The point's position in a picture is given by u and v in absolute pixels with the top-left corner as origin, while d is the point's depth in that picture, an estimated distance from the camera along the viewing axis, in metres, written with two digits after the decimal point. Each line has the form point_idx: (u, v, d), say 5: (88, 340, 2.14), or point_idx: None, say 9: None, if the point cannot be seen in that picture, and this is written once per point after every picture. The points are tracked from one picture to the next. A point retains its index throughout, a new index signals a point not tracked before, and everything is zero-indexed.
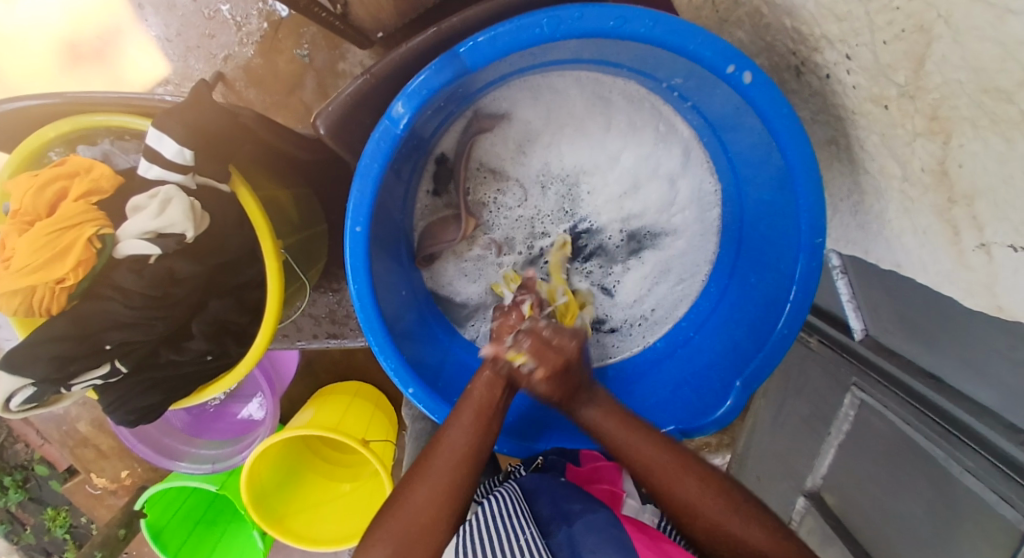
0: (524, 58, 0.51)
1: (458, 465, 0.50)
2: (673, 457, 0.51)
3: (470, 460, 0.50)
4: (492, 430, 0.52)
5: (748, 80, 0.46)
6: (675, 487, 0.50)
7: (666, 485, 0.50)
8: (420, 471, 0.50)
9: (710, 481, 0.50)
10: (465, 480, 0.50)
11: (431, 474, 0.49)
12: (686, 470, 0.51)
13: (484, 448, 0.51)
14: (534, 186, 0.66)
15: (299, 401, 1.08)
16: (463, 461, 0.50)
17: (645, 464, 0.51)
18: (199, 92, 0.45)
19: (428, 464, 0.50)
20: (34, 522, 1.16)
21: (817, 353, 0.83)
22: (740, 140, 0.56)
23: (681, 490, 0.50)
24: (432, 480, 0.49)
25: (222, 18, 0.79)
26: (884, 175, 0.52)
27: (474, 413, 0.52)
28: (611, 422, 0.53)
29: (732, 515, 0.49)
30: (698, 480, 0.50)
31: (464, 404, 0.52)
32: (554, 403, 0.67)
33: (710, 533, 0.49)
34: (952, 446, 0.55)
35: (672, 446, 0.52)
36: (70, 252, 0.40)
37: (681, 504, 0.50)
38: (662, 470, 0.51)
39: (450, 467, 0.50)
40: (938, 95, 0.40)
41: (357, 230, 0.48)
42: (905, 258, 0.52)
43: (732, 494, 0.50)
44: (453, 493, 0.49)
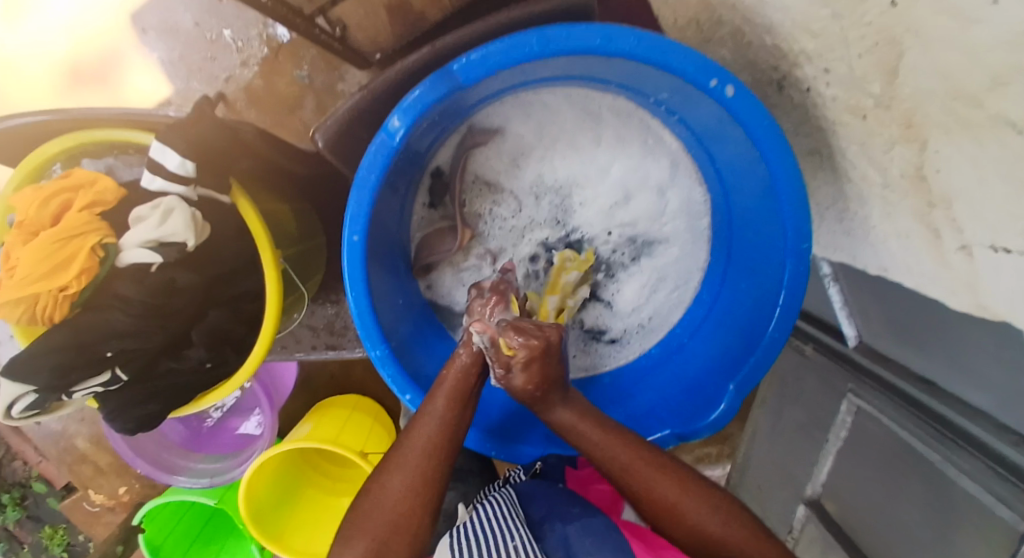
0: (514, 75, 0.53)
1: (431, 452, 0.50)
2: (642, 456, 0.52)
3: (443, 447, 0.50)
4: (464, 416, 0.53)
5: (730, 93, 0.47)
6: (650, 493, 0.51)
7: (642, 487, 0.51)
8: (393, 461, 0.49)
9: (687, 485, 0.51)
10: (439, 467, 0.50)
11: (404, 462, 0.49)
12: (663, 472, 0.51)
13: (457, 433, 0.52)
14: (527, 198, 0.68)
15: (298, 415, 1.08)
16: (437, 448, 0.50)
17: (622, 468, 0.52)
18: (202, 110, 0.47)
19: (402, 453, 0.50)
20: (32, 541, 1.16)
21: (812, 362, 0.84)
22: (726, 152, 0.57)
23: (653, 493, 0.51)
24: (407, 468, 0.49)
25: (224, 42, 0.82)
26: (865, 182, 0.53)
27: (448, 399, 0.52)
28: (582, 426, 0.54)
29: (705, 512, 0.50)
30: (676, 484, 0.51)
31: (437, 391, 0.53)
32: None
33: (688, 535, 0.49)
34: (947, 448, 0.55)
35: (646, 450, 0.53)
36: (73, 261, 0.41)
37: (656, 504, 0.50)
38: (638, 471, 0.51)
39: (422, 454, 0.49)
40: (911, 104, 0.41)
41: (355, 239, 0.50)
42: (891, 262, 0.53)
43: (709, 495, 0.50)
44: (428, 481, 0.48)
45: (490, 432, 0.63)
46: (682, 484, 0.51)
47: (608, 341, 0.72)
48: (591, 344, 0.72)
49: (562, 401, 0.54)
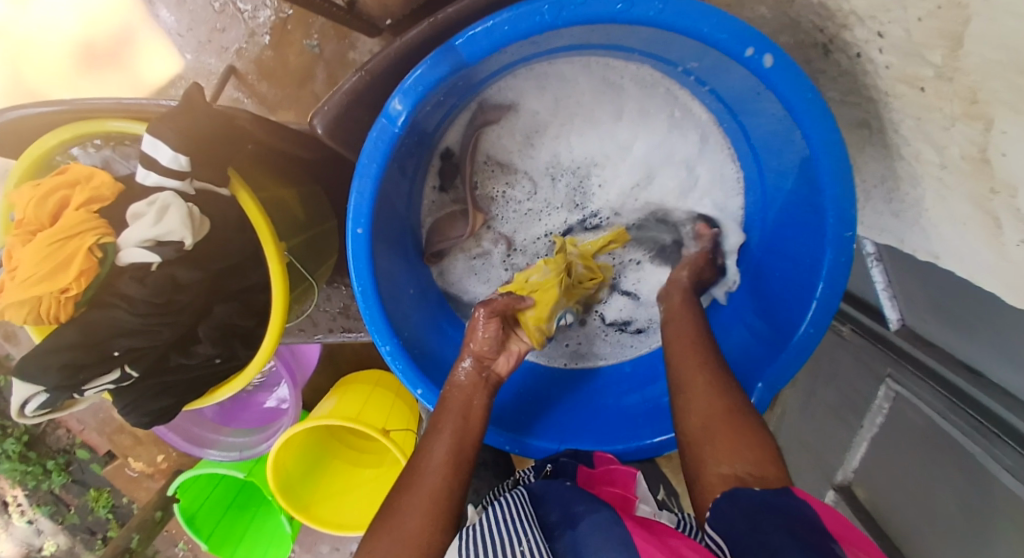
0: (524, 48, 0.48)
1: (443, 475, 0.48)
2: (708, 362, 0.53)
3: (458, 468, 0.49)
4: (475, 435, 0.52)
5: (768, 64, 0.42)
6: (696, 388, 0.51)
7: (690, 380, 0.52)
8: (407, 485, 0.48)
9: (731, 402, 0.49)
10: (453, 488, 0.48)
11: (420, 486, 0.48)
12: (712, 374, 0.51)
13: (467, 453, 0.51)
14: (543, 179, 0.64)
15: (322, 389, 1.10)
16: (450, 467, 0.49)
17: (684, 355, 0.54)
18: (192, 98, 0.44)
19: (416, 475, 0.49)
20: (78, 503, 1.21)
21: (849, 343, 0.80)
22: (761, 126, 0.52)
23: (698, 388, 0.51)
24: (421, 488, 0.47)
25: (231, 12, 0.78)
26: (919, 161, 0.48)
27: (454, 419, 0.52)
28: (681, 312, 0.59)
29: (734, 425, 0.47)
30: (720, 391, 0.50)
31: (444, 411, 0.52)
32: (567, 400, 0.67)
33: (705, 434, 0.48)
34: (989, 442, 0.52)
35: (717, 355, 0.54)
36: (72, 262, 0.40)
37: (695, 401, 0.50)
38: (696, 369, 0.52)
39: (437, 477, 0.48)
40: (977, 77, 0.36)
41: (359, 232, 0.47)
42: (943, 249, 0.49)
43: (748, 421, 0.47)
44: (443, 503, 0.47)
45: (503, 425, 0.62)
46: (723, 391, 0.50)
47: (630, 331, 0.70)
48: (613, 333, 0.71)
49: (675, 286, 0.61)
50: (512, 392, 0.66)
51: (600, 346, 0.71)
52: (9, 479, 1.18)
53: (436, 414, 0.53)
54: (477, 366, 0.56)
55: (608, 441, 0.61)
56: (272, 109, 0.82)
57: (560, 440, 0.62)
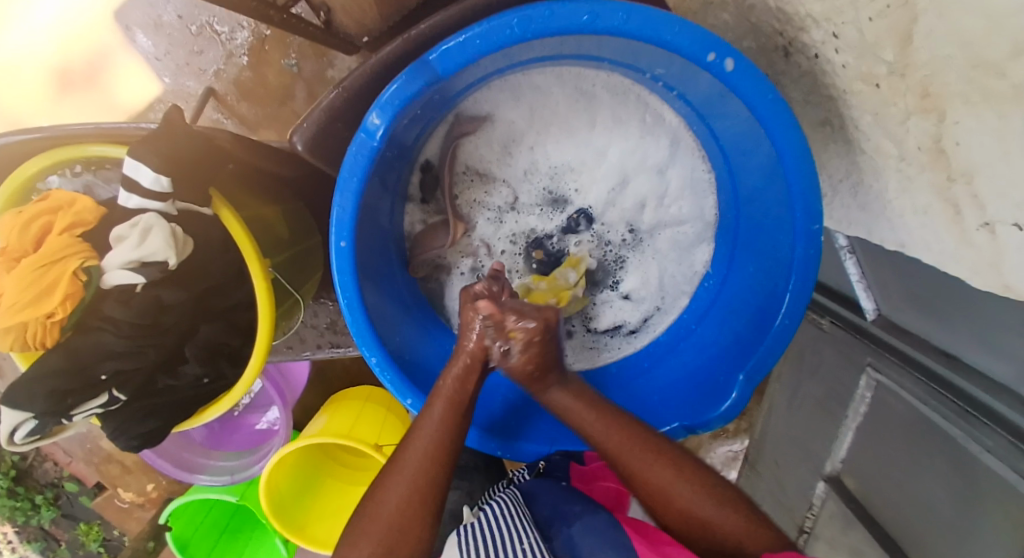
0: (497, 60, 0.50)
1: (430, 460, 0.49)
2: (638, 443, 0.52)
3: (446, 452, 0.50)
4: (464, 421, 0.52)
5: (729, 67, 0.44)
6: (648, 476, 0.51)
7: (636, 471, 0.52)
8: (394, 466, 0.49)
9: (684, 471, 0.51)
10: (437, 476, 0.49)
11: (405, 471, 0.49)
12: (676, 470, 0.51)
13: (455, 440, 0.51)
14: (521, 185, 0.66)
15: (312, 407, 1.09)
16: (435, 457, 0.49)
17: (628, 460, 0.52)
18: (172, 120, 0.45)
19: (403, 458, 0.49)
20: (68, 538, 1.19)
21: (829, 335, 0.81)
22: (729, 127, 0.54)
23: (652, 480, 0.51)
24: (407, 474, 0.48)
25: (209, 33, 0.79)
26: (880, 155, 0.50)
27: (446, 405, 0.52)
28: (579, 409, 0.54)
29: (700, 494, 0.50)
30: (670, 469, 0.51)
31: (437, 394, 0.52)
32: None
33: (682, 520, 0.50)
34: (969, 424, 0.53)
35: (644, 434, 0.53)
36: (56, 287, 0.41)
37: (653, 487, 0.51)
38: (634, 454, 0.52)
39: (422, 461, 0.49)
40: (927, 72, 0.38)
41: (342, 245, 0.48)
42: (908, 238, 0.50)
43: (706, 480, 0.51)
44: (427, 489, 0.48)
45: (492, 430, 0.61)
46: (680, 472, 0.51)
47: (621, 334, 0.70)
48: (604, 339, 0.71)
49: (556, 384, 0.55)
50: (498, 394, 0.65)
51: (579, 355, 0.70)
52: None
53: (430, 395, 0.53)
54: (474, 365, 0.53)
55: None
56: (252, 129, 0.83)
57: (549, 443, 0.61)
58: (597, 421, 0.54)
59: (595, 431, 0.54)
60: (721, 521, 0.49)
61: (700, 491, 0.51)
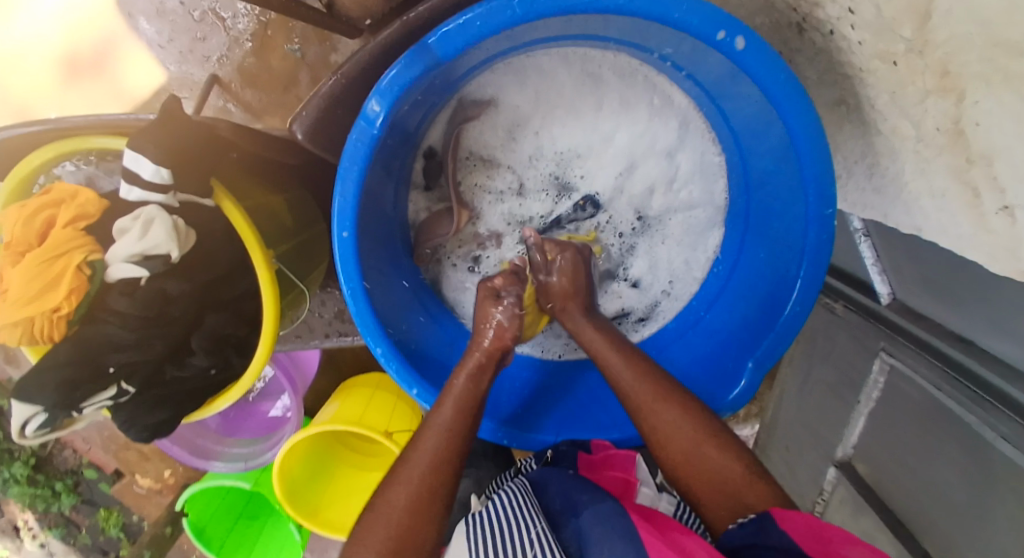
0: (499, 43, 0.48)
1: (436, 466, 0.49)
2: (650, 389, 0.54)
3: (458, 447, 0.50)
4: (470, 427, 0.52)
5: (740, 46, 0.43)
6: (656, 416, 0.53)
7: (645, 409, 0.53)
8: (398, 474, 0.48)
9: (693, 414, 0.52)
10: (444, 482, 0.48)
11: (410, 478, 0.48)
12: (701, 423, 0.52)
13: (461, 445, 0.51)
14: (527, 171, 0.64)
15: (323, 394, 1.10)
16: (441, 463, 0.49)
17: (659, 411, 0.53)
18: (171, 111, 0.45)
19: (414, 453, 0.49)
20: (88, 524, 1.22)
21: (842, 319, 0.80)
22: (739, 109, 0.53)
23: (659, 420, 0.52)
24: (412, 482, 0.47)
25: (211, 19, 0.78)
26: (897, 136, 0.48)
27: (454, 408, 0.52)
28: (606, 347, 0.57)
29: (703, 440, 0.51)
30: (676, 410, 0.52)
31: (448, 392, 0.53)
32: (558, 389, 0.68)
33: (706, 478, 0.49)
34: (985, 412, 0.52)
35: (659, 377, 0.55)
36: (62, 280, 0.41)
37: (679, 445, 0.51)
38: (660, 408, 0.53)
39: (429, 467, 0.48)
40: (947, 50, 0.37)
41: (344, 235, 0.48)
42: (925, 222, 0.49)
43: (710, 427, 0.52)
44: (432, 496, 0.47)
45: (500, 420, 0.62)
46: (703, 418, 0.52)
47: (630, 320, 0.69)
48: None
49: (583, 318, 0.59)
50: (506, 386, 0.67)
51: (581, 344, 0.72)
52: (19, 503, 1.18)
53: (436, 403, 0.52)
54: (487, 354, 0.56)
55: (605, 429, 0.62)
56: (257, 116, 0.82)
57: (556, 432, 0.63)
58: (620, 361, 0.56)
59: (618, 372, 0.56)
60: (719, 466, 0.50)
61: (702, 438, 0.51)
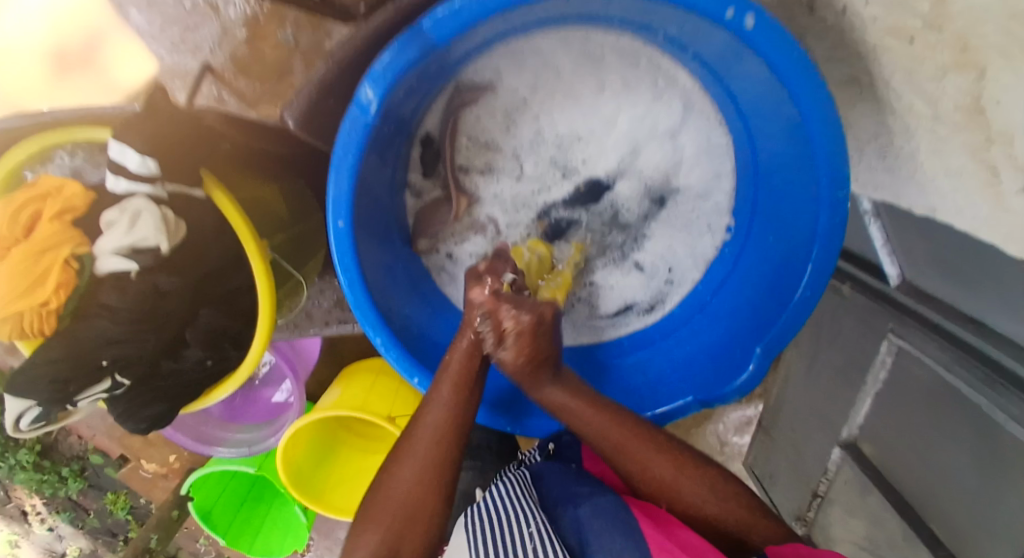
0: (499, 23, 0.46)
1: (438, 442, 0.49)
2: (630, 429, 0.53)
3: (454, 434, 0.50)
4: (469, 404, 0.51)
5: (750, 24, 0.41)
6: (632, 459, 0.52)
7: (623, 457, 0.52)
8: (404, 448, 0.49)
9: (668, 452, 0.53)
10: (449, 456, 0.49)
11: (413, 453, 0.48)
12: (642, 437, 0.53)
13: (463, 419, 0.50)
14: (527, 157, 0.62)
15: (327, 381, 1.09)
16: (443, 440, 0.49)
17: (605, 433, 0.52)
18: (156, 98, 0.43)
19: (411, 441, 0.49)
20: (97, 507, 1.23)
21: (851, 302, 0.78)
22: (747, 87, 0.51)
23: (654, 472, 0.52)
24: (416, 458, 0.48)
25: (201, 8, 0.74)
26: (912, 114, 0.47)
27: (451, 388, 0.50)
28: (574, 408, 0.52)
29: (682, 472, 0.52)
30: (658, 452, 0.52)
31: (441, 381, 0.51)
32: None
33: (663, 492, 0.52)
34: (994, 392, 0.52)
35: (628, 418, 0.53)
36: (48, 276, 0.40)
37: (633, 463, 0.52)
38: (625, 446, 0.52)
39: (431, 445, 0.49)
40: (965, 24, 0.36)
41: (340, 225, 0.46)
42: (939, 203, 0.47)
43: (681, 455, 0.53)
44: (438, 472, 0.48)
45: (499, 408, 0.62)
46: (621, 422, 0.53)
47: (633, 313, 0.68)
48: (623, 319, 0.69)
49: (550, 381, 0.52)
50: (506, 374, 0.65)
51: (582, 331, 0.69)
52: (27, 489, 1.19)
53: (434, 380, 0.51)
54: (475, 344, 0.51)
55: None
56: (251, 105, 0.79)
57: (558, 419, 0.63)
58: (596, 416, 0.52)
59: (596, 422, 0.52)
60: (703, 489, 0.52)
61: (682, 470, 0.52)
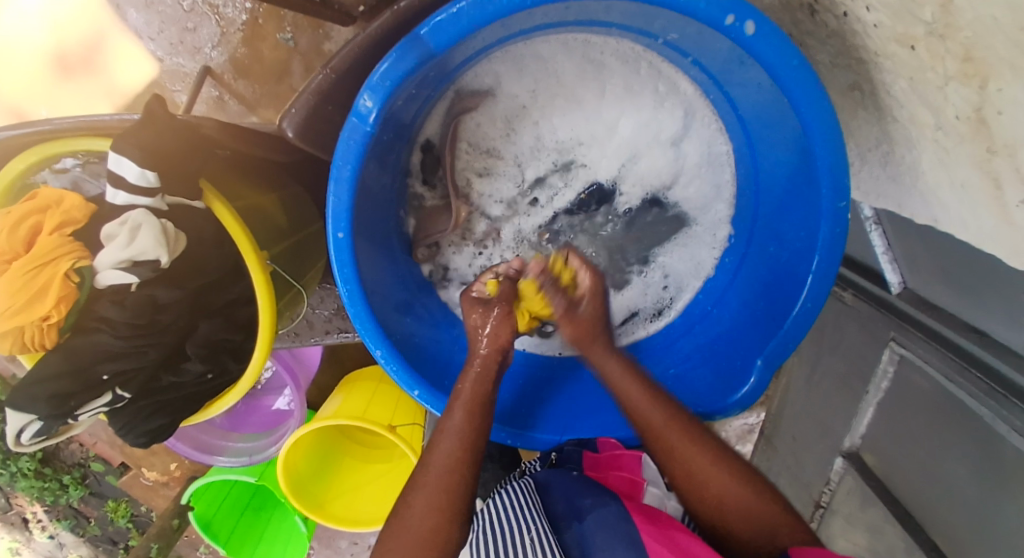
0: (499, 29, 0.46)
1: (453, 467, 0.48)
2: (678, 424, 0.54)
3: (468, 462, 0.49)
4: (485, 427, 0.52)
5: (751, 31, 0.40)
6: (682, 461, 0.53)
7: (672, 452, 0.53)
8: (419, 477, 0.48)
9: (721, 456, 0.53)
10: (464, 481, 0.48)
11: (431, 481, 0.48)
12: (699, 442, 0.53)
13: (478, 443, 0.51)
14: (528, 163, 0.62)
15: (327, 388, 1.09)
16: (462, 463, 0.49)
17: (658, 430, 0.54)
18: (155, 110, 0.43)
19: (426, 470, 0.48)
20: (97, 515, 1.23)
21: (852, 308, 0.78)
22: (749, 95, 0.50)
23: (702, 482, 0.52)
24: (433, 485, 0.47)
25: (202, 10, 0.74)
26: (914, 124, 0.47)
27: (465, 411, 0.51)
28: (627, 381, 0.56)
29: (734, 482, 0.52)
30: (710, 456, 0.53)
31: (454, 405, 0.51)
32: (556, 389, 0.66)
33: (712, 506, 0.51)
34: (998, 403, 0.51)
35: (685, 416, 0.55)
36: (48, 291, 0.40)
37: (686, 471, 0.53)
38: (676, 436, 0.53)
39: (448, 469, 0.48)
40: (970, 34, 0.35)
41: (340, 236, 0.46)
42: (942, 213, 0.47)
43: (736, 467, 0.53)
44: (455, 497, 0.47)
45: (503, 419, 0.61)
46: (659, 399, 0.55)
47: (639, 320, 0.68)
48: (637, 323, 0.68)
49: (609, 353, 0.58)
50: (509, 382, 0.65)
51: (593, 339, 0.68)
52: (27, 497, 1.18)
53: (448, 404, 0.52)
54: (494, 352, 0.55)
55: (612, 427, 0.61)
56: (251, 108, 0.79)
57: (562, 431, 0.62)
58: (644, 395, 0.55)
59: (641, 407, 0.55)
60: (749, 505, 0.51)
61: (736, 480, 0.52)
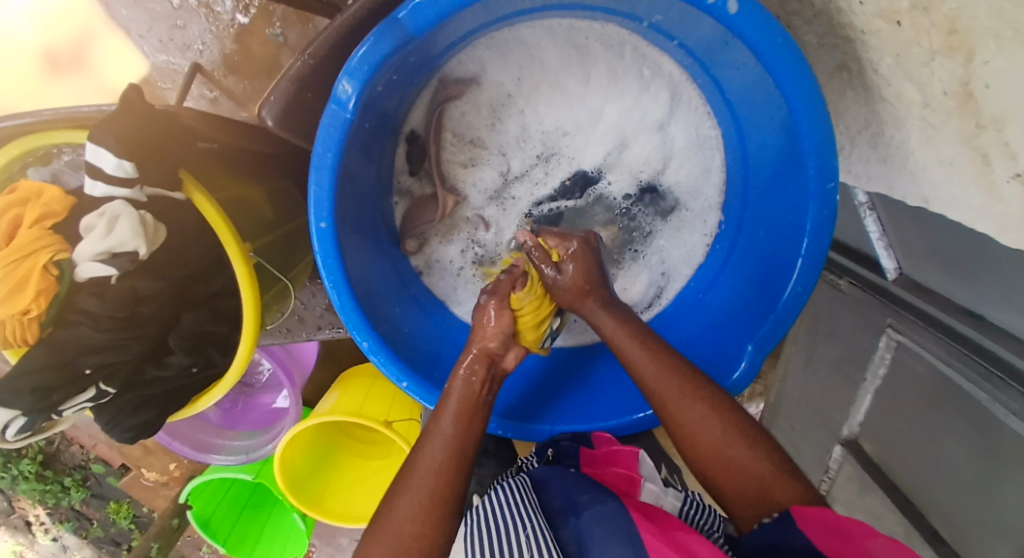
0: (479, 13, 0.46)
1: (437, 474, 0.47)
2: (680, 381, 0.51)
3: (456, 467, 0.48)
4: (475, 431, 0.50)
5: (733, 10, 0.40)
6: (681, 414, 0.51)
7: (670, 406, 0.51)
8: (403, 482, 0.47)
9: (721, 409, 0.50)
10: (451, 487, 0.47)
11: (415, 487, 0.46)
12: (699, 396, 0.51)
13: (468, 449, 0.49)
14: (514, 152, 0.62)
15: (323, 386, 1.09)
16: (446, 469, 0.47)
17: (663, 387, 0.51)
18: (133, 101, 0.43)
19: (410, 474, 0.47)
20: (99, 516, 1.23)
21: (848, 296, 0.77)
22: (736, 77, 0.50)
23: (703, 435, 0.50)
24: (415, 490, 0.46)
25: (190, 7, 0.74)
26: (902, 102, 0.46)
27: (456, 414, 0.50)
28: (625, 336, 0.54)
29: (734, 433, 0.49)
30: (711, 409, 0.50)
31: (445, 408, 0.50)
32: (554, 387, 0.66)
33: (712, 458, 0.49)
34: (994, 386, 0.50)
35: (684, 368, 0.52)
36: (28, 283, 0.39)
37: (684, 423, 0.50)
38: (672, 391, 0.51)
39: (434, 474, 0.47)
40: (953, 5, 0.34)
41: (322, 225, 0.45)
42: (932, 193, 0.46)
43: (741, 422, 0.50)
44: (439, 501, 0.46)
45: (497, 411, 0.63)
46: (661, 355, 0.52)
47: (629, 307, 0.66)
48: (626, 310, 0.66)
49: (602, 308, 0.55)
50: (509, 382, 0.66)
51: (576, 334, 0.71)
52: (30, 498, 1.19)
53: (437, 408, 0.51)
54: (478, 357, 0.52)
55: (601, 418, 0.62)
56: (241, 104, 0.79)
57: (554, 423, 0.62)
58: (655, 364, 0.52)
59: (641, 363, 0.52)
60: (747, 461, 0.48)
61: (738, 434, 0.49)
